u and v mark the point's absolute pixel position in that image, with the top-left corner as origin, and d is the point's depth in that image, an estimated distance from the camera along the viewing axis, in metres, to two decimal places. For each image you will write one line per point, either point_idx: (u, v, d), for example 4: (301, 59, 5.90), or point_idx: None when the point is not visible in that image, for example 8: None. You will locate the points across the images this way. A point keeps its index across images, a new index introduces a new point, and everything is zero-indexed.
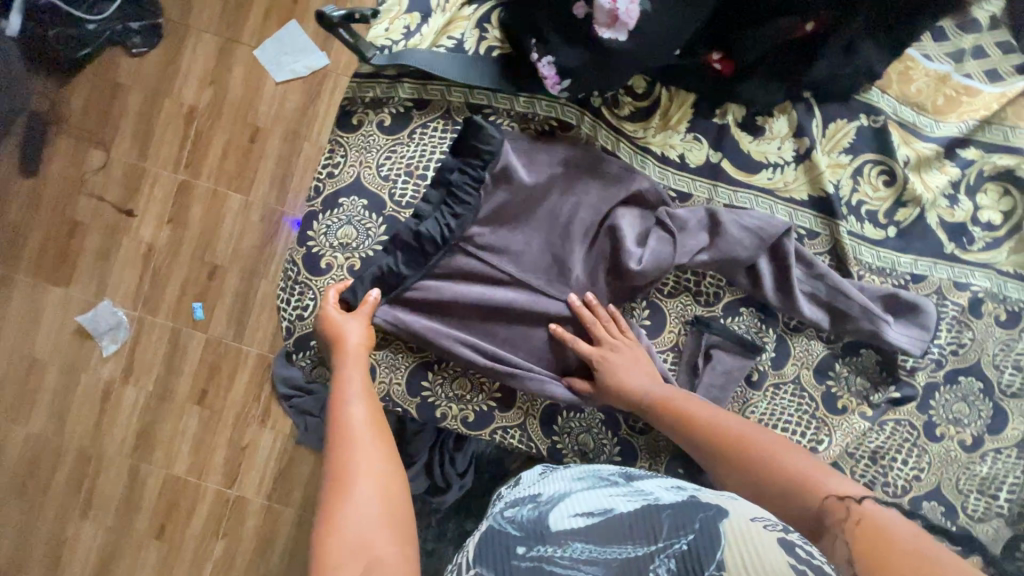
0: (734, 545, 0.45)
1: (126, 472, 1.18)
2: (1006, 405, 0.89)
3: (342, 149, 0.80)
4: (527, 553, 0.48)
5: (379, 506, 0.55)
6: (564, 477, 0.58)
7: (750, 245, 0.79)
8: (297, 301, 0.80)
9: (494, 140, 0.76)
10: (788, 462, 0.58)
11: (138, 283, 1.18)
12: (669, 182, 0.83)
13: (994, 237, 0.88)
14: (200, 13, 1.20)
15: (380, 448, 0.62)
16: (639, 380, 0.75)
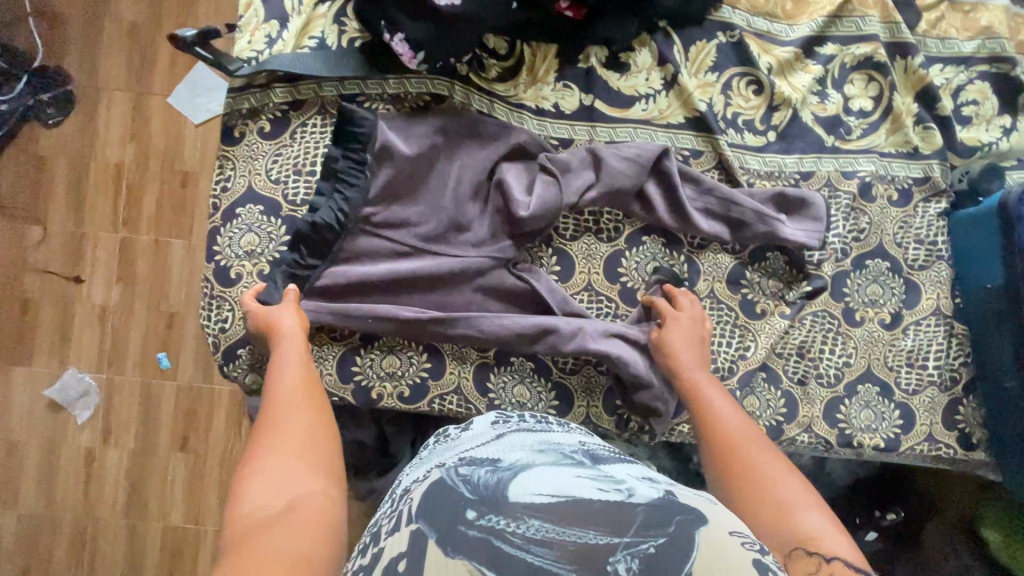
0: (705, 555, 0.44)
1: (124, 494, 1.46)
2: (916, 278, 0.93)
3: (229, 163, 0.82)
4: (475, 521, 0.46)
5: (300, 462, 0.58)
6: (526, 451, 0.56)
7: (632, 173, 0.83)
8: (216, 315, 0.82)
9: (367, 122, 0.80)
10: (787, 491, 0.59)
11: (97, 343, 1.45)
12: (549, 132, 0.86)
13: (869, 123, 0.92)
14: (108, 77, 1.42)
15: (307, 411, 0.65)
16: (687, 358, 0.78)
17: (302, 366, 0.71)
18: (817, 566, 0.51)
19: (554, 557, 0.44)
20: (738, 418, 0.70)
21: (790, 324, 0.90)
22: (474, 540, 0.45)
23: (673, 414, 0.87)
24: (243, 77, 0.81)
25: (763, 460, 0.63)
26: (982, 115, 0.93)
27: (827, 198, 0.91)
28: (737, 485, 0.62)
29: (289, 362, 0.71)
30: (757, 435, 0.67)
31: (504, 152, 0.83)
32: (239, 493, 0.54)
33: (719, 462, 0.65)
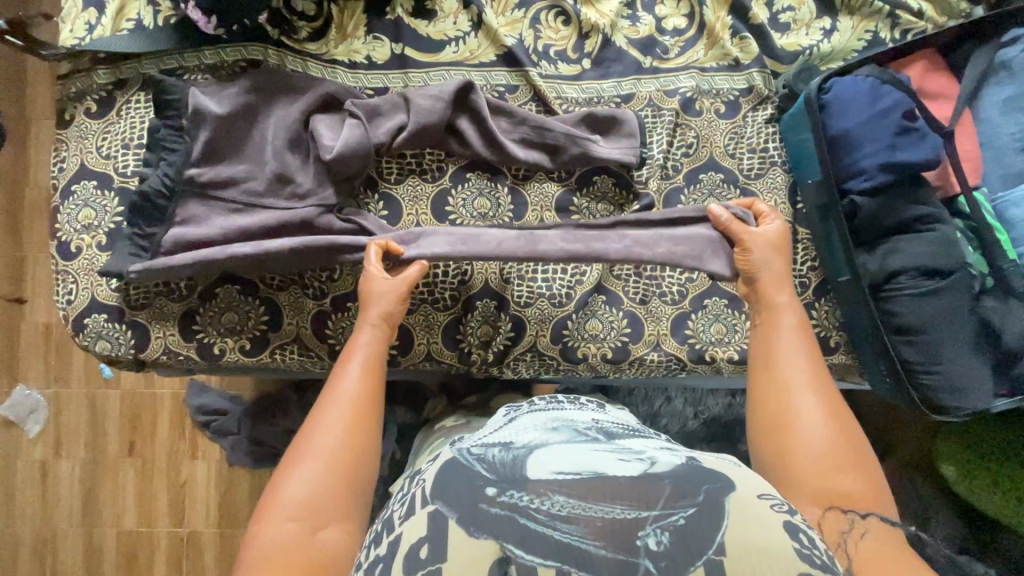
0: (736, 527, 0.47)
1: (81, 489, 1.62)
2: (754, 187, 0.92)
3: (64, 145, 0.88)
4: (498, 499, 0.49)
5: (338, 477, 0.65)
6: (539, 431, 0.59)
7: (438, 110, 0.85)
8: (62, 289, 0.87)
9: (178, 89, 0.84)
10: (830, 455, 0.66)
11: (44, 350, 1.62)
12: (363, 83, 0.89)
13: (685, 40, 0.93)
14: (35, 109, 1.58)
15: (355, 418, 0.70)
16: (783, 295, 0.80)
17: (367, 370, 0.75)
18: (850, 527, 0.60)
19: (581, 533, 0.46)
20: (804, 364, 0.74)
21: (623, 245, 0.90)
22: (497, 518, 0.48)
23: (515, 343, 0.88)
24: (65, 61, 0.87)
25: (805, 414, 0.69)
26: (800, 20, 0.93)
27: (650, 117, 0.92)
28: (784, 449, 0.67)
29: (354, 368, 0.74)
30: (821, 384, 0.72)
31: (315, 103, 0.87)
32: (272, 497, 0.63)
33: (767, 421, 0.71)
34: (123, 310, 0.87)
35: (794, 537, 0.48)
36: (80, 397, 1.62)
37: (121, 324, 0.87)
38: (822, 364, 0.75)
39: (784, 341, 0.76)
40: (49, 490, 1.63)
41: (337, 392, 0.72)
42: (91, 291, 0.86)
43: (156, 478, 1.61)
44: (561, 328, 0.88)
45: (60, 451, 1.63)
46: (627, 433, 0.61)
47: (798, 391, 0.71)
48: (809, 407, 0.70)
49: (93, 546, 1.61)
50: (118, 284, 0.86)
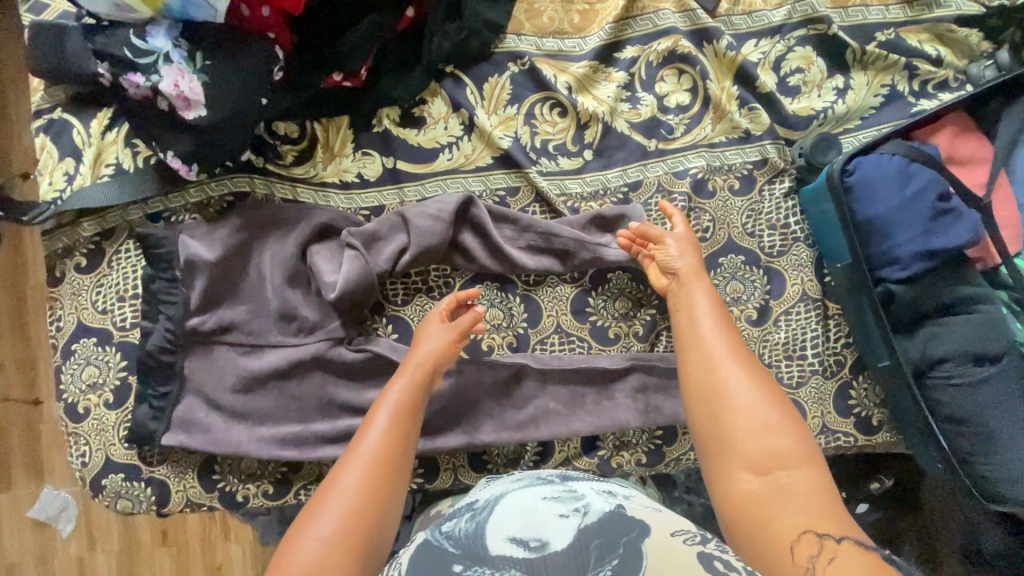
0: (657, 570, 0.47)
1: None
2: (777, 265, 0.87)
3: (58, 302, 0.85)
4: (463, 574, 0.48)
5: (352, 542, 0.55)
6: (502, 488, 0.59)
7: (440, 230, 0.81)
8: (75, 451, 0.84)
9: (167, 238, 0.81)
10: (766, 434, 0.58)
11: None
12: (358, 204, 0.85)
13: (690, 116, 0.87)
14: None
15: (381, 479, 0.60)
16: (699, 292, 0.73)
17: (395, 424, 0.66)
18: (820, 542, 0.48)
19: None
20: (720, 338, 0.68)
21: (646, 343, 0.86)
22: None
23: (545, 458, 0.86)
24: (48, 220, 0.83)
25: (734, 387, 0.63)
26: (811, 81, 0.87)
27: (661, 202, 0.86)
28: (720, 435, 0.60)
29: (381, 426, 0.65)
30: (751, 359, 0.66)
31: (313, 233, 0.83)
32: (279, 565, 0.52)
33: (697, 407, 0.64)
34: (139, 467, 0.84)
35: (709, 568, 0.47)
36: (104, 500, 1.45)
37: (140, 482, 0.84)
38: (740, 337, 0.69)
39: (704, 317, 0.70)
40: None
41: (360, 447, 0.63)
42: (105, 451, 0.84)
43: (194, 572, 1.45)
44: (592, 437, 0.86)
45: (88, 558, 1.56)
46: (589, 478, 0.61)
47: (722, 364, 0.65)
48: (737, 384, 0.63)
49: None
50: (131, 442, 0.83)
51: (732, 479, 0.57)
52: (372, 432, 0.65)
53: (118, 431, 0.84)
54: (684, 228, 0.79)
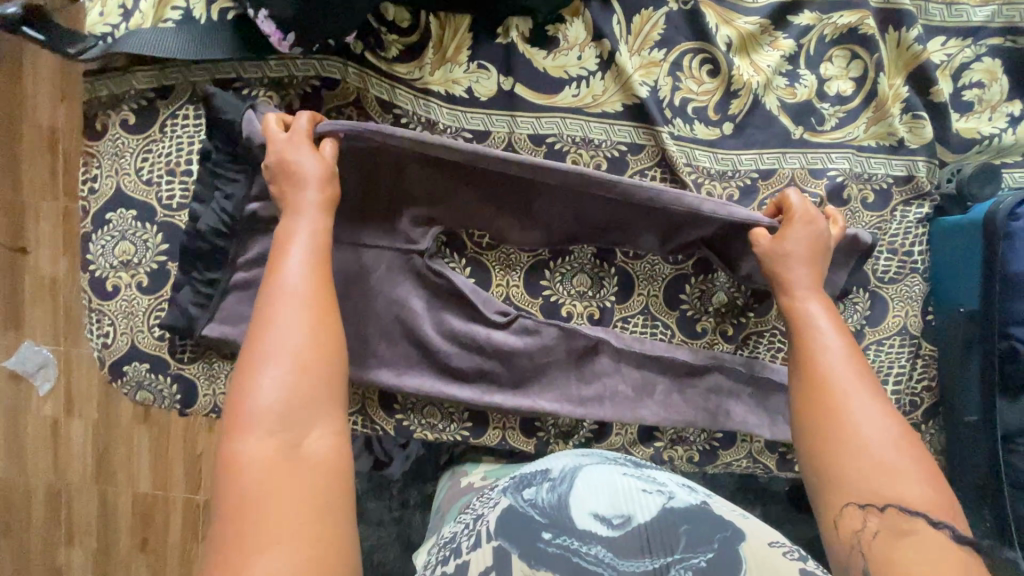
0: (752, 567, 0.50)
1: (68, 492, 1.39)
2: (885, 292, 0.82)
3: (95, 160, 0.72)
4: (552, 540, 0.52)
5: (312, 376, 0.53)
6: (569, 457, 0.62)
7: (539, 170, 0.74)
8: (97, 329, 0.76)
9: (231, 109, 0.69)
10: (882, 453, 0.53)
11: None
12: (462, 123, 0.74)
13: (848, 110, 0.77)
14: None
15: (314, 315, 0.56)
16: (815, 305, 0.65)
17: (314, 250, 0.61)
18: (870, 518, 0.50)
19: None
20: (845, 358, 0.61)
21: (731, 344, 0.82)
22: (553, 556, 0.50)
23: (600, 438, 0.82)
24: (93, 58, 0.69)
25: (860, 409, 0.57)
26: (986, 101, 0.77)
27: None
28: (842, 462, 0.54)
29: (299, 258, 0.60)
30: (869, 377, 0.60)
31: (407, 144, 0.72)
32: (235, 408, 0.51)
33: (808, 416, 0.58)
34: (168, 361, 0.76)
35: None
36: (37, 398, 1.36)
37: (166, 377, 0.77)
38: (864, 357, 0.62)
39: (829, 338, 0.62)
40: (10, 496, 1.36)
41: (282, 293, 0.57)
42: (131, 337, 0.76)
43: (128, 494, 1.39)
44: (651, 427, 0.82)
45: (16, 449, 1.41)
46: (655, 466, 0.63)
47: (853, 397, 0.57)
48: (864, 407, 0.56)
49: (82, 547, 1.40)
50: (163, 333, 0.75)
51: (837, 485, 0.53)
52: (292, 269, 0.59)
53: (148, 319, 0.75)
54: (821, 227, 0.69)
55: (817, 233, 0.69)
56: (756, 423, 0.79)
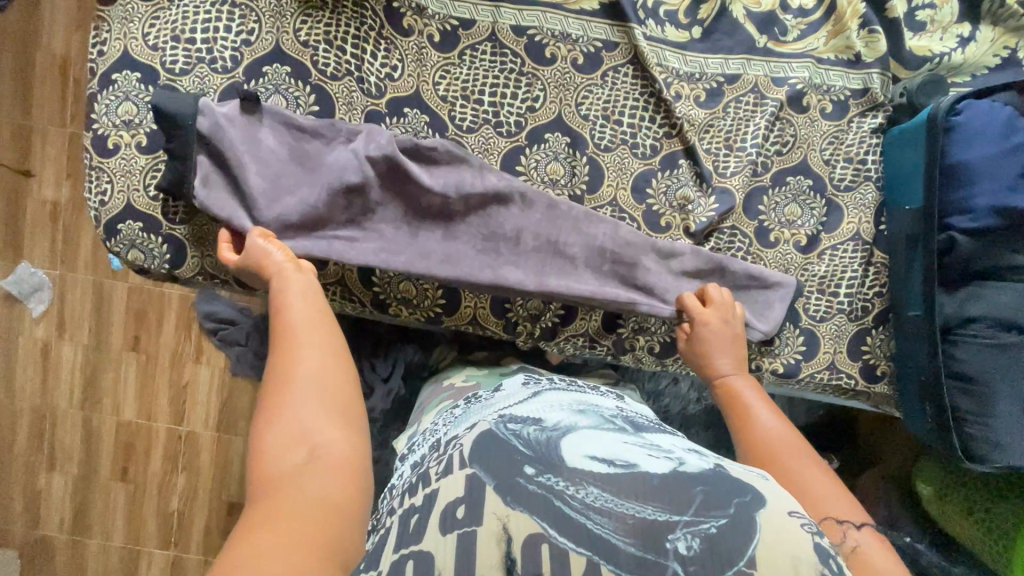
0: (769, 539, 0.44)
1: (119, 376, 1.69)
2: (841, 200, 0.87)
3: (106, 24, 0.78)
4: (535, 477, 0.48)
5: (325, 370, 0.63)
6: (566, 416, 0.58)
7: (518, 61, 0.81)
8: (96, 187, 0.80)
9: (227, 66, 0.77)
10: (802, 474, 0.65)
11: (53, 243, 1.64)
12: (449, 12, 0.80)
13: (808, 23, 0.83)
14: None
15: (324, 340, 0.66)
16: (724, 363, 0.80)
17: (313, 294, 0.72)
18: (846, 532, 0.57)
19: (613, 526, 0.45)
20: (767, 415, 0.75)
21: (695, 240, 0.86)
22: (534, 495, 0.46)
23: (565, 323, 0.86)
24: None
25: (768, 433, 0.72)
26: (937, 21, 0.84)
27: (751, 104, 0.84)
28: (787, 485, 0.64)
29: (298, 296, 0.70)
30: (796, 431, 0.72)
31: (351, 180, 0.76)
32: (268, 429, 0.57)
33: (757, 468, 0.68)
34: (160, 221, 0.81)
35: (822, 560, 0.44)
36: (86, 301, 1.66)
37: (157, 237, 0.81)
38: (789, 421, 0.74)
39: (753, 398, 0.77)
40: (87, 378, 1.69)
41: (293, 326, 0.67)
42: (127, 196, 0.80)
43: (172, 390, 1.69)
44: (614, 315, 0.87)
45: (71, 347, 1.68)
46: (658, 431, 0.60)
47: (784, 445, 0.70)
48: (795, 460, 0.68)
49: (126, 430, 1.70)
50: (157, 192, 0.80)
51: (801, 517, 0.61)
52: (294, 308, 0.69)
53: (144, 179, 0.80)
54: (722, 296, 0.82)
55: (719, 332, 0.81)
56: None
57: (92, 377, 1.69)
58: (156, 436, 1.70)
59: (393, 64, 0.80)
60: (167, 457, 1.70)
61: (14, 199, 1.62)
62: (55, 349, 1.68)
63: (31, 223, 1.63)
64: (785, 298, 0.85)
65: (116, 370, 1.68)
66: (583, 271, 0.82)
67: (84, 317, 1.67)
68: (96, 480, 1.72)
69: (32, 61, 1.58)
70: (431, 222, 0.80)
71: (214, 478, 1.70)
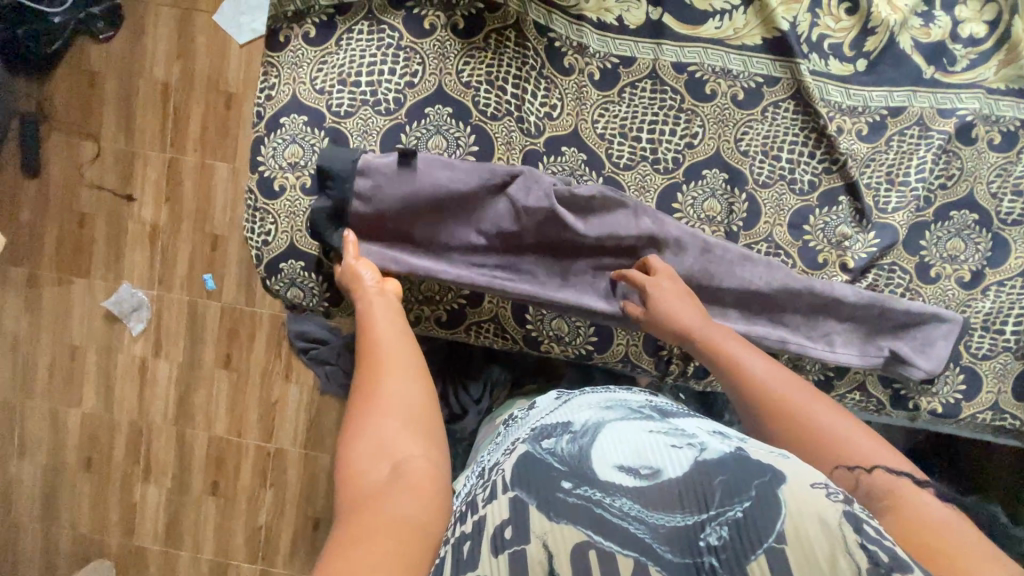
0: (797, 515, 0.44)
1: (211, 394, 1.73)
2: (1008, 234, 0.84)
3: (275, 69, 0.80)
4: (573, 490, 0.47)
5: (415, 385, 0.59)
6: (593, 412, 0.58)
7: (677, 97, 0.80)
8: (259, 227, 0.82)
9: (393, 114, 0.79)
10: (794, 424, 0.58)
11: (151, 265, 1.68)
12: (610, 50, 0.79)
13: (979, 52, 0.81)
14: (165, 13, 1.60)
15: (410, 354, 0.62)
16: (694, 319, 0.73)
17: (398, 313, 0.69)
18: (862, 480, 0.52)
19: (653, 534, 0.45)
20: (759, 361, 0.66)
21: (853, 276, 0.83)
22: (574, 507, 0.46)
23: None
24: None
25: (765, 376, 0.64)
26: None
27: (916, 137, 0.81)
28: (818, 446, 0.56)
29: (383, 313, 0.68)
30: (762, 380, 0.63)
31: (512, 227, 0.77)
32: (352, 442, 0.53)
33: (761, 414, 0.61)
34: (320, 261, 0.82)
35: (858, 531, 0.43)
36: (181, 320, 1.70)
37: (318, 275, 0.82)
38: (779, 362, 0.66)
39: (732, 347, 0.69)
40: (180, 395, 1.73)
41: (377, 338, 0.64)
42: (290, 236, 0.81)
43: (261, 408, 1.72)
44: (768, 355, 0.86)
45: (167, 365, 1.72)
46: (687, 416, 0.59)
47: (787, 391, 0.61)
48: (812, 403, 0.60)
49: (217, 446, 1.74)
50: (320, 233, 0.81)
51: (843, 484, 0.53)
52: (383, 322, 0.66)
53: (308, 219, 0.81)
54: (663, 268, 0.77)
55: (678, 293, 0.75)
56: (872, 352, 0.82)
57: (186, 394, 1.73)
58: (246, 453, 1.73)
59: (553, 102, 0.80)
60: (256, 472, 1.74)
61: (116, 222, 1.68)
62: (152, 367, 1.73)
63: (131, 246, 1.68)
64: (950, 335, 0.81)
65: (209, 387, 1.72)
66: (732, 311, 0.82)
67: (179, 336, 1.71)
68: (189, 495, 1.76)
69: (135, 88, 1.63)
70: (586, 262, 0.80)
71: (301, 495, 1.73)
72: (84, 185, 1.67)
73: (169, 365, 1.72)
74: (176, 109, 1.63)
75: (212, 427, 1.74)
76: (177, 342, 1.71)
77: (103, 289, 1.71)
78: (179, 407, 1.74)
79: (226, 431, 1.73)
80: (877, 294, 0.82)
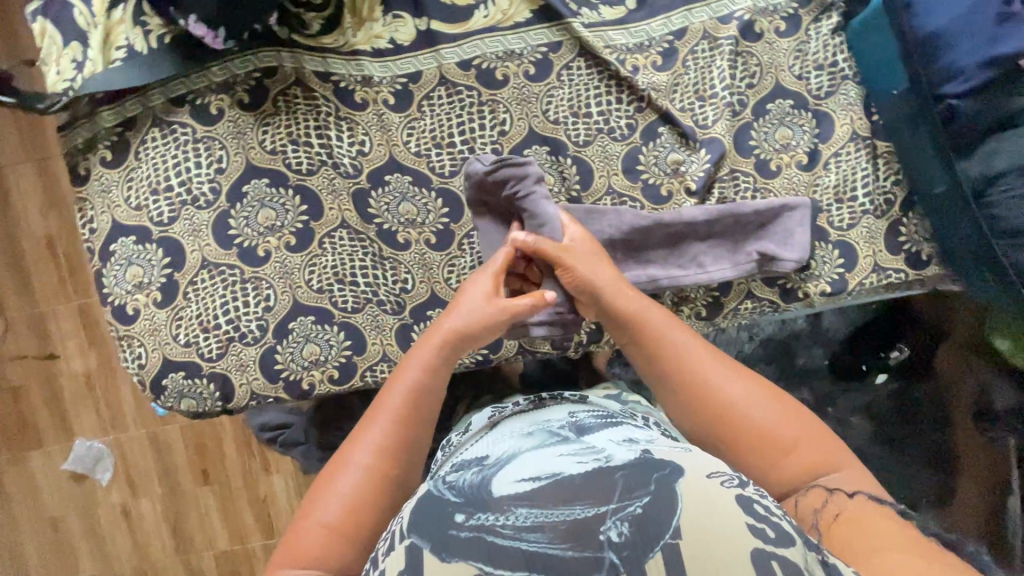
0: (690, 508, 0.48)
1: (201, 514, 1.71)
2: (826, 107, 0.86)
3: (89, 202, 0.81)
4: (466, 523, 0.49)
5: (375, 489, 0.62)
6: (513, 441, 0.61)
7: (474, 92, 0.82)
8: (130, 354, 0.82)
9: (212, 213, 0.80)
10: (755, 429, 0.63)
11: (99, 412, 1.67)
12: (393, 72, 0.81)
13: None
14: (20, 169, 1.59)
15: (390, 451, 0.64)
16: (640, 307, 0.71)
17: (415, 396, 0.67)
18: (827, 500, 0.59)
19: (547, 539, 0.47)
20: (689, 344, 0.69)
21: (701, 197, 0.85)
22: (467, 541, 0.48)
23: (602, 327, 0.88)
24: (63, 111, 0.78)
25: (717, 380, 0.65)
26: None
27: (707, 50, 0.84)
28: (761, 446, 0.62)
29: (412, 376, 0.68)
30: (686, 362, 0.67)
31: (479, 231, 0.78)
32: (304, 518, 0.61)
33: (714, 427, 0.64)
34: (197, 363, 0.81)
35: (747, 512, 0.48)
36: (145, 454, 1.68)
37: (201, 379, 0.81)
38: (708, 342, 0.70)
39: (658, 325, 0.70)
40: (172, 524, 1.71)
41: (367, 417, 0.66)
42: (160, 352, 0.81)
43: (252, 510, 1.70)
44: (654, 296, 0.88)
45: (148, 503, 1.70)
46: (601, 425, 0.63)
47: (726, 391, 0.65)
48: (763, 410, 0.63)
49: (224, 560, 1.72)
50: (187, 338, 0.80)
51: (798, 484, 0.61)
52: (388, 403, 0.66)
53: (171, 330, 0.81)
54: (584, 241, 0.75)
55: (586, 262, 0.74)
56: (745, 261, 0.83)
57: (177, 522, 1.71)
58: (254, 557, 1.71)
59: (361, 139, 0.82)
60: None
61: (49, 384, 1.67)
62: (134, 509, 1.71)
63: (71, 401, 1.67)
64: (805, 220, 0.83)
65: (196, 507, 1.70)
66: None
67: (150, 470, 1.69)
68: None
69: (21, 251, 1.62)
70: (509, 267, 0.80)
71: None
72: (7, 361, 1.66)
73: (150, 501, 1.70)
74: (65, 257, 1.62)
75: (214, 546, 1.72)
76: (149, 477, 1.69)
77: (60, 452, 1.69)
78: (174, 537, 1.71)
79: (228, 543, 1.71)
80: (724, 204, 0.85)
